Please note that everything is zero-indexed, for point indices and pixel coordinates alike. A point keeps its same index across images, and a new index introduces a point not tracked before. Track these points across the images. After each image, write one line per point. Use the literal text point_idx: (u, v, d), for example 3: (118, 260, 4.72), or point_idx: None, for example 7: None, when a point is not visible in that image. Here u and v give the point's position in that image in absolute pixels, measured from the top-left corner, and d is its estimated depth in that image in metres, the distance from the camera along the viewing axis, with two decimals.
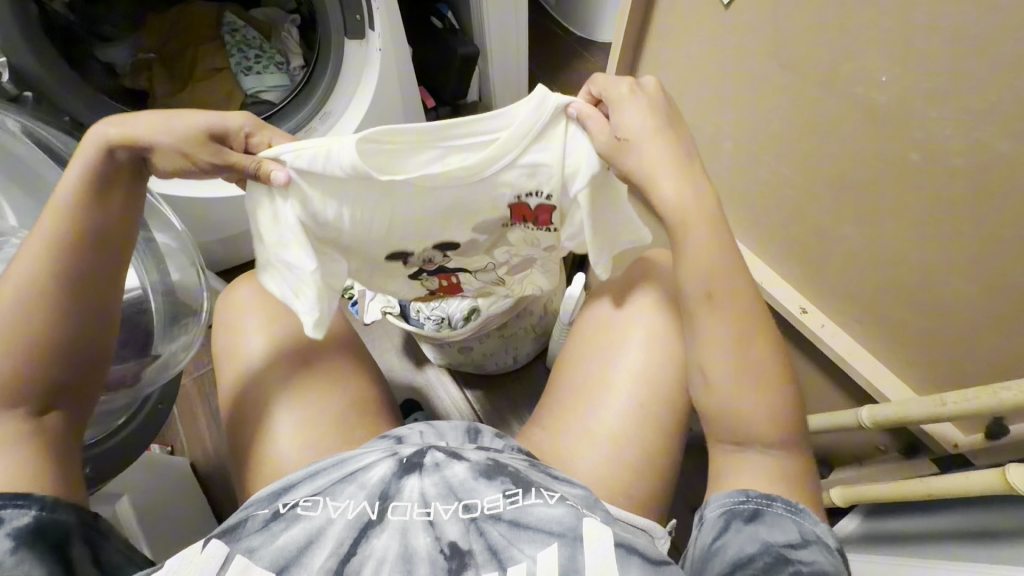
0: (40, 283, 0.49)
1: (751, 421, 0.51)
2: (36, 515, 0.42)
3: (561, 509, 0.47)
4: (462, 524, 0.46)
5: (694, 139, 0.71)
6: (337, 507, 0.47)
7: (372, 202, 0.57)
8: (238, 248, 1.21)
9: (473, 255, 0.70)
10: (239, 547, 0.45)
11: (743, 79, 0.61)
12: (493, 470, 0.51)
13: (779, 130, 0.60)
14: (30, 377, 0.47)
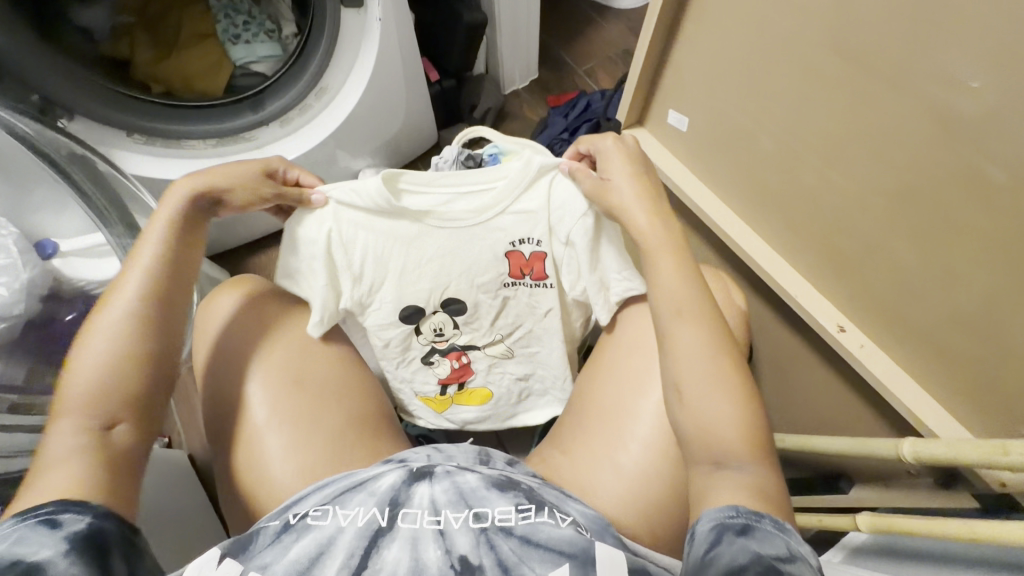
0: (130, 306, 0.48)
1: (723, 428, 0.44)
2: (95, 523, 0.38)
3: (570, 525, 0.45)
4: (474, 534, 0.44)
5: (728, 134, 0.63)
6: (346, 515, 0.44)
7: (387, 249, 0.64)
8: (233, 231, 1.14)
9: (481, 325, 0.71)
10: (250, 561, 0.42)
11: (792, 70, 0.53)
12: (504, 483, 0.49)
13: (831, 129, 0.52)
14: (113, 389, 0.45)
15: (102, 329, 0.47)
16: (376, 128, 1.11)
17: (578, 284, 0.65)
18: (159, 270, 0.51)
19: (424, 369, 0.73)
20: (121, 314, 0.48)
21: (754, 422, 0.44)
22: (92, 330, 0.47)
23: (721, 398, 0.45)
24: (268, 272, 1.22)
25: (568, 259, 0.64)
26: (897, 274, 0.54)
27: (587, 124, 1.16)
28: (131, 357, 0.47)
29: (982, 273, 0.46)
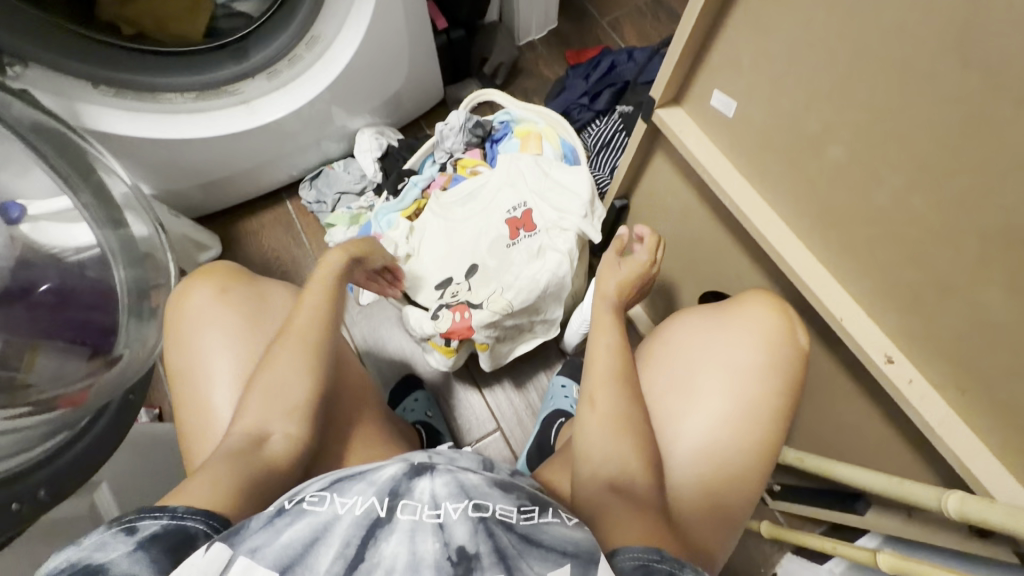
0: (308, 339, 0.57)
1: (625, 459, 0.48)
2: (196, 527, 0.40)
3: (579, 528, 0.38)
4: (474, 523, 0.35)
5: (773, 128, 0.53)
6: (344, 503, 0.37)
7: (424, 233, 0.86)
8: (221, 193, 1.06)
9: (485, 284, 0.80)
10: (241, 544, 0.36)
11: (866, 60, 0.42)
12: (508, 481, 0.41)
13: (913, 134, 0.41)
14: (270, 411, 0.52)
15: (280, 361, 0.55)
16: (374, 85, 0.99)
17: (559, 220, 0.79)
18: (326, 306, 0.60)
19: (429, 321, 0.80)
20: (307, 329, 0.57)
21: (649, 458, 0.49)
22: (273, 362, 0.55)
23: (624, 436, 0.49)
24: (260, 239, 1.14)
25: (548, 210, 0.80)
26: (964, 318, 0.45)
27: (610, 89, 1.03)
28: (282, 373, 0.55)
29: None
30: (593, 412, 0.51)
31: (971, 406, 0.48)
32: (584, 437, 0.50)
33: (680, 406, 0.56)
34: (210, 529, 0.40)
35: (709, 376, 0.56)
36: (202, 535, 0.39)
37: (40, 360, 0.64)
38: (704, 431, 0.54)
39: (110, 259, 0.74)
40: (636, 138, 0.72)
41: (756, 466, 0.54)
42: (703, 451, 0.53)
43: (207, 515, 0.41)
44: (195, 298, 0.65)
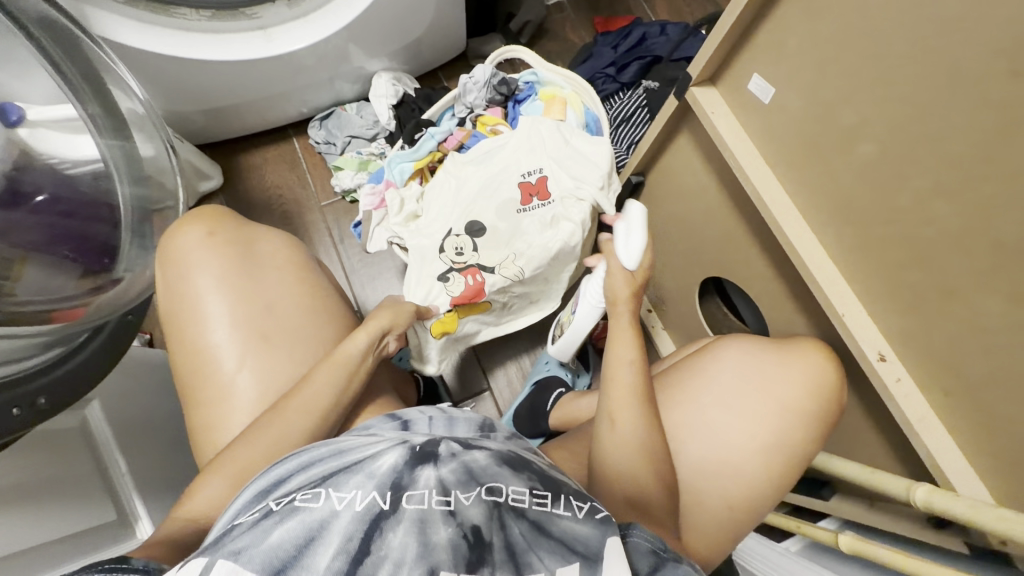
0: (332, 380, 0.52)
1: (643, 479, 0.48)
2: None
3: (589, 523, 0.38)
4: (487, 508, 0.37)
5: (806, 118, 0.53)
6: (342, 498, 0.37)
7: (435, 189, 0.84)
8: (225, 121, 1.03)
9: (497, 247, 0.80)
10: (220, 548, 0.35)
11: (915, 59, 0.42)
12: (515, 460, 0.43)
13: (947, 140, 0.42)
14: (278, 436, 0.49)
15: (302, 394, 0.50)
16: (398, 27, 0.96)
17: (575, 189, 0.79)
18: (357, 358, 0.54)
19: (440, 287, 0.79)
20: (332, 378, 0.52)
21: (667, 477, 0.50)
22: (296, 397, 0.50)
23: (648, 455, 0.49)
24: (263, 175, 1.11)
25: (564, 180, 0.79)
26: (963, 323, 0.47)
27: (638, 62, 1.01)
28: (294, 402, 0.50)
29: None
30: (613, 436, 0.50)
31: (952, 407, 0.51)
32: (608, 452, 0.50)
33: (718, 422, 0.55)
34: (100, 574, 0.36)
35: (755, 400, 0.56)
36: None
37: (28, 270, 0.61)
38: (735, 448, 0.54)
39: (115, 174, 0.72)
40: (664, 114, 0.71)
41: (778, 477, 0.54)
42: (730, 469, 0.54)
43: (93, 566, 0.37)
44: (182, 238, 0.57)
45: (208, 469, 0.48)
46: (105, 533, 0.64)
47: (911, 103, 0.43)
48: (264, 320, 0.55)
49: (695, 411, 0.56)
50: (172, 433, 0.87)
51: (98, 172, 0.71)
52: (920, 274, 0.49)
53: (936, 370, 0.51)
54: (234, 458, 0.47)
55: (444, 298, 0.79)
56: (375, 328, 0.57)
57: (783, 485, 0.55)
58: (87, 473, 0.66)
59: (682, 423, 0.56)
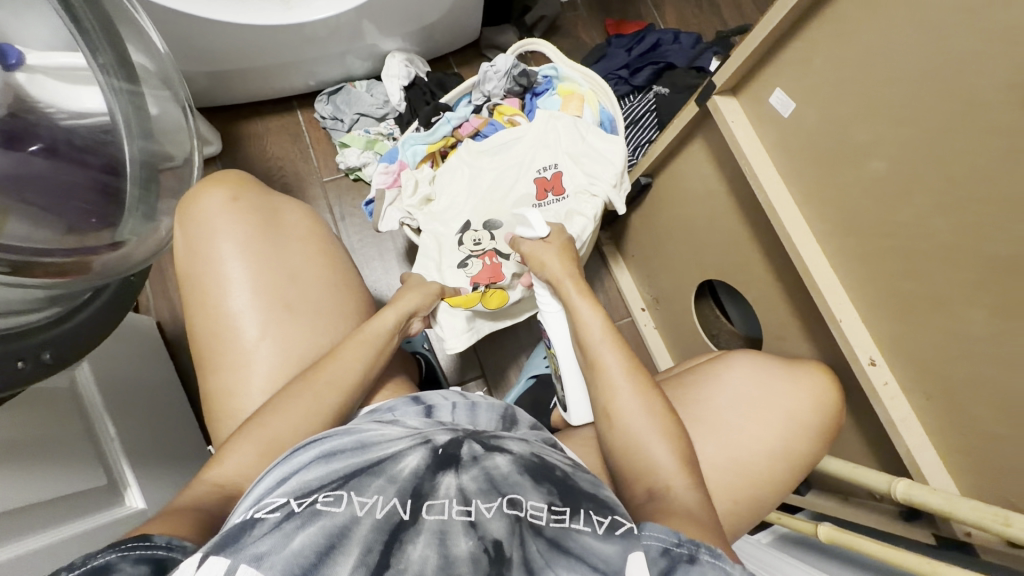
0: (364, 355, 0.54)
1: (659, 463, 0.48)
2: (105, 558, 0.35)
3: (610, 541, 0.38)
4: (508, 523, 0.39)
5: (821, 135, 0.57)
6: (363, 504, 0.40)
7: (449, 174, 0.84)
8: (229, 85, 0.99)
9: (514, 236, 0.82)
10: (241, 551, 0.35)
11: (929, 89, 0.46)
12: (538, 468, 0.44)
13: (952, 166, 0.46)
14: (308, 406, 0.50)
15: (334, 366, 0.52)
16: (417, 11, 0.95)
17: (590, 186, 0.81)
18: (383, 335, 0.57)
19: (458, 272, 0.80)
20: (361, 352, 0.54)
21: (688, 458, 0.49)
22: (328, 368, 0.52)
23: (654, 435, 0.50)
24: (264, 145, 1.09)
25: (580, 177, 0.82)
26: (949, 334, 0.51)
27: (651, 67, 1.04)
28: (326, 372, 0.52)
29: None
30: (615, 429, 0.52)
31: (932, 411, 0.55)
32: (619, 446, 0.51)
33: (731, 422, 0.59)
34: (122, 554, 0.35)
35: (762, 404, 0.59)
36: (115, 560, 0.35)
37: (10, 223, 0.53)
38: (739, 442, 0.58)
39: (121, 130, 0.67)
40: (681, 120, 0.74)
41: (778, 472, 0.58)
42: (738, 466, 0.57)
43: (115, 546, 0.36)
44: (204, 204, 0.56)
45: (237, 432, 0.48)
46: (97, 497, 0.63)
47: (924, 126, 0.47)
48: (287, 289, 0.56)
49: (710, 411, 0.60)
50: (164, 401, 0.85)
51: (100, 126, 0.66)
52: (913, 287, 0.53)
53: (919, 375, 0.55)
54: (263, 423, 0.48)
55: (463, 280, 0.80)
56: (404, 308, 0.62)
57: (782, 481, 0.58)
58: (80, 435, 0.65)
59: (696, 420, 0.59)
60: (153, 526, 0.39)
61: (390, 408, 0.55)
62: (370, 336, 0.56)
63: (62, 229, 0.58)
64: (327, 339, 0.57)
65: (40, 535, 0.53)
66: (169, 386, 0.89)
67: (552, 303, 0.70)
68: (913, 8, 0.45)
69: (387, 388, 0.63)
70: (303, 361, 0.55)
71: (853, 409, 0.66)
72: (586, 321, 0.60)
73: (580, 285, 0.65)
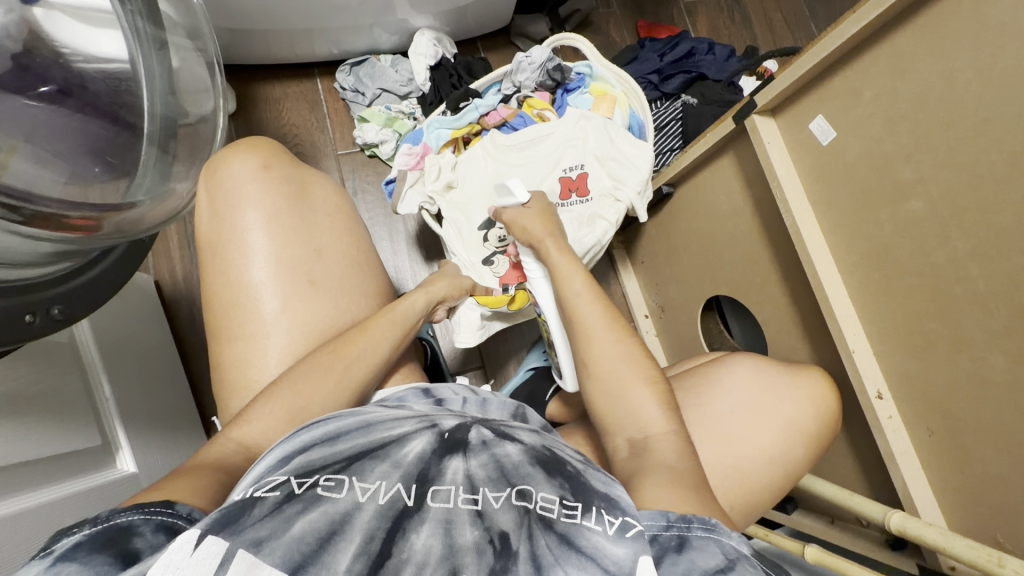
0: (390, 338, 0.55)
1: (642, 413, 0.48)
2: (129, 519, 0.35)
3: (621, 544, 0.36)
4: (516, 515, 0.38)
5: (862, 169, 0.57)
6: (365, 490, 0.38)
7: (472, 165, 0.84)
8: (249, 44, 0.95)
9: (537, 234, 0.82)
10: (239, 534, 0.34)
11: (980, 137, 0.46)
12: (550, 461, 0.42)
13: (994, 215, 0.47)
14: (337, 384, 0.50)
15: (360, 342, 0.53)
16: None
17: (613, 192, 0.81)
18: (406, 323, 0.58)
19: (484, 268, 0.81)
20: (386, 335, 0.55)
21: (669, 403, 0.49)
22: (354, 343, 0.53)
23: (635, 381, 0.50)
24: (280, 110, 1.06)
25: (606, 181, 0.81)
26: (964, 376, 0.52)
27: (683, 75, 1.03)
28: (354, 350, 0.52)
29: None
30: (593, 378, 0.51)
31: (932, 448, 0.57)
32: (599, 396, 0.51)
33: (733, 429, 0.60)
34: (146, 517, 0.35)
35: (767, 412, 0.60)
36: (139, 523, 0.35)
37: (15, 160, 0.49)
38: (744, 451, 0.58)
39: (143, 83, 0.61)
40: (716, 133, 0.74)
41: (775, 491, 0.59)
42: (740, 475, 0.58)
43: (141, 507, 0.36)
44: (235, 169, 0.56)
45: (257, 402, 0.48)
46: (90, 455, 0.62)
47: (971, 171, 0.48)
48: (312, 264, 0.56)
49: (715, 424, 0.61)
50: (161, 363, 0.83)
51: (118, 73, 0.60)
52: (933, 326, 0.54)
53: (926, 413, 0.56)
54: (285, 396, 0.48)
55: (492, 280, 0.81)
56: (434, 293, 0.64)
57: (775, 494, 0.60)
58: (76, 391, 0.63)
59: (698, 425, 0.60)
60: (176, 489, 0.39)
61: (399, 398, 0.55)
62: (400, 316, 0.58)
63: (68, 176, 0.54)
64: (349, 314, 0.57)
65: (33, 494, 0.52)
66: (166, 347, 0.87)
67: (534, 271, 0.69)
68: (980, 55, 0.45)
69: (399, 374, 0.62)
70: (322, 335, 0.55)
71: (850, 436, 0.68)
72: (567, 275, 0.59)
73: (560, 243, 0.64)
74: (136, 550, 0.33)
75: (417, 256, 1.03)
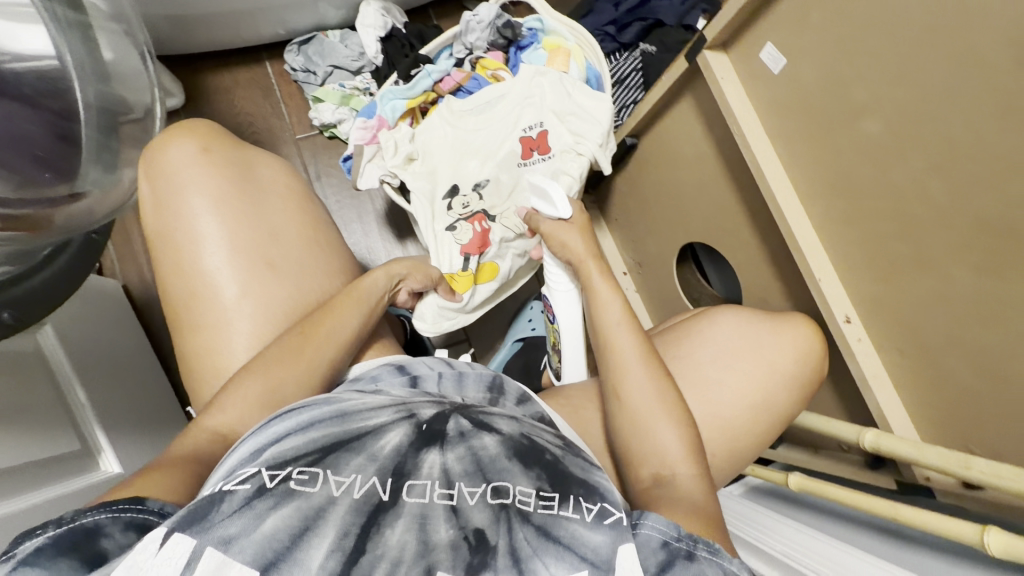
0: (350, 310, 0.54)
1: (666, 448, 0.46)
2: (96, 518, 0.34)
3: (599, 530, 0.37)
4: (491, 512, 0.38)
5: (816, 94, 0.56)
6: (340, 483, 0.38)
7: (431, 134, 0.83)
8: (190, 32, 0.91)
9: (501, 198, 0.81)
10: (207, 531, 0.34)
11: (925, 45, 0.46)
12: (528, 451, 0.42)
13: (946, 124, 0.46)
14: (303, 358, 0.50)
15: (322, 317, 0.52)
16: None
17: (576, 144, 0.79)
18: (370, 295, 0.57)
19: (448, 236, 0.79)
20: (350, 308, 0.54)
21: (694, 444, 0.47)
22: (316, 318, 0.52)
23: (663, 421, 0.47)
24: (232, 99, 1.03)
25: (568, 135, 0.79)
26: (926, 291, 0.52)
27: (640, 23, 1.01)
28: (318, 326, 0.52)
29: (1000, 316, 0.47)
30: (623, 411, 0.49)
31: (901, 365, 0.57)
32: (625, 428, 0.49)
33: (712, 378, 0.60)
34: (113, 515, 0.35)
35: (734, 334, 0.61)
36: (106, 522, 0.34)
37: None
38: (720, 390, 0.59)
39: (72, 73, 0.57)
40: (672, 75, 0.73)
41: (755, 425, 0.60)
42: (715, 411, 0.59)
43: (109, 505, 0.35)
44: (175, 153, 0.55)
45: (222, 389, 0.48)
46: (72, 461, 0.62)
47: (919, 81, 0.47)
48: (269, 248, 0.55)
49: (695, 367, 0.61)
50: (139, 366, 0.83)
51: (51, 72, 0.55)
52: (894, 246, 0.54)
53: (892, 332, 0.57)
54: (247, 378, 0.48)
55: (454, 245, 0.79)
56: (396, 270, 0.62)
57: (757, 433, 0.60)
58: (48, 399, 0.62)
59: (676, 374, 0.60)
60: (145, 486, 0.38)
61: (373, 378, 0.53)
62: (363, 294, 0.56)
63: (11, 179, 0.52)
64: (312, 296, 0.56)
65: (18, 499, 0.52)
66: (143, 351, 0.86)
67: (564, 285, 0.69)
68: None
69: (372, 348, 0.62)
70: (285, 317, 0.54)
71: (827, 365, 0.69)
72: (606, 305, 0.56)
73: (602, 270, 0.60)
74: (102, 553, 0.33)
75: (390, 234, 1.02)
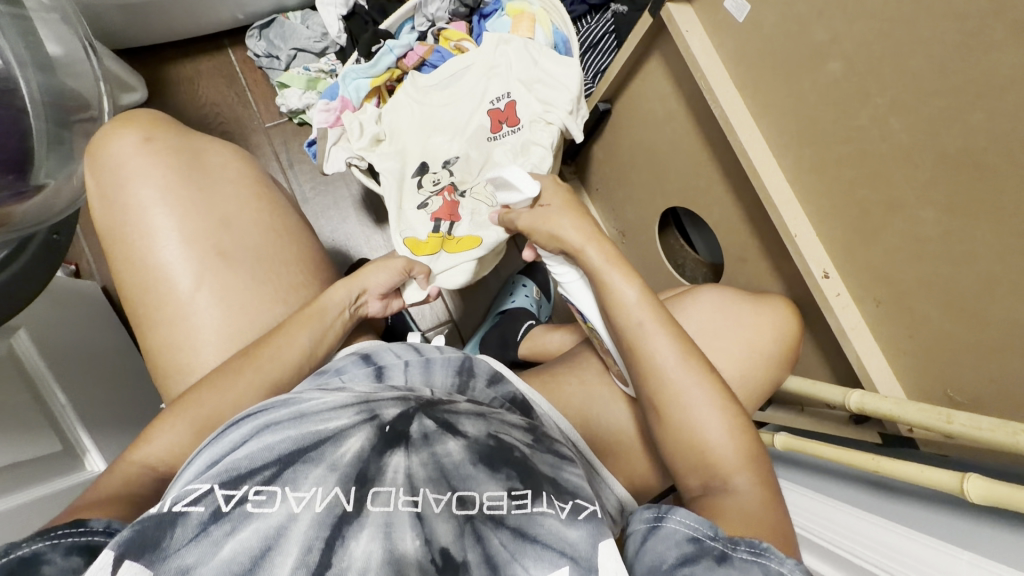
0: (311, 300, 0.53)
1: (714, 456, 0.42)
2: (32, 548, 0.32)
3: (575, 526, 0.35)
4: (457, 524, 0.35)
5: (781, 40, 0.54)
6: (299, 499, 0.36)
7: (395, 111, 0.80)
8: (145, 21, 0.89)
9: (470, 174, 0.79)
10: (163, 562, 0.32)
11: None
12: (496, 453, 0.39)
13: (910, 59, 0.44)
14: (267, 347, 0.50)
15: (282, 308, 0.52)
16: None
17: (543, 113, 0.77)
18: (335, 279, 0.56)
19: (416, 212, 0.77)
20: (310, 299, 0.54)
21: (748, 448, 0.43)
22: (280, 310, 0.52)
23: (711, 426, 0.43)
24: (196, 90, 1.00)
25: (535, 104, 0.77)
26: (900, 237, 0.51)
27: None
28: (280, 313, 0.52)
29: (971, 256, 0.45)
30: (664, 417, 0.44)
31: (880, 315, 0.56)
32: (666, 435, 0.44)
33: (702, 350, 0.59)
34: (52, 543, 0.33)
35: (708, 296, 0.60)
36: (45, 550, 0.33)
37: None
38: None
39: (15, 71, 0.57)
40: (637, 32, 0.70)
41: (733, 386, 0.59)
42: None
43: (44, 534, 0.34)
44: (116, 146, 0.53)
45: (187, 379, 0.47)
46: (56, 462, 0.62)
47: (879, 15, 0.45)
48: (221, 236, 0.54)
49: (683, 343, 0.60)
50: (122, 366, 0.82)
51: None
52: (866, 193, 0.52)
53: (869, 282, 0.55)
54: None
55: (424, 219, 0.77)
56: (356, 284, 0.58)
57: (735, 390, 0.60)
58: (25, 403, 0.62)
59: None
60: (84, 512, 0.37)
61: (337, 370, 0.52)
62: (317, 313, 0.54)
63: None
64: (272, 283, 0.55)
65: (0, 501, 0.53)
66: (126, 350, 0.86)
67: (570, 275, 0.52)
68: None
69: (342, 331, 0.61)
70: (246, 305, 0.53)
71: (810, 322, 0.67)
72: (623, 298, 0.46)
73: (604, 247, 0.49)
74: None
75: (367, 218, 1.00)
